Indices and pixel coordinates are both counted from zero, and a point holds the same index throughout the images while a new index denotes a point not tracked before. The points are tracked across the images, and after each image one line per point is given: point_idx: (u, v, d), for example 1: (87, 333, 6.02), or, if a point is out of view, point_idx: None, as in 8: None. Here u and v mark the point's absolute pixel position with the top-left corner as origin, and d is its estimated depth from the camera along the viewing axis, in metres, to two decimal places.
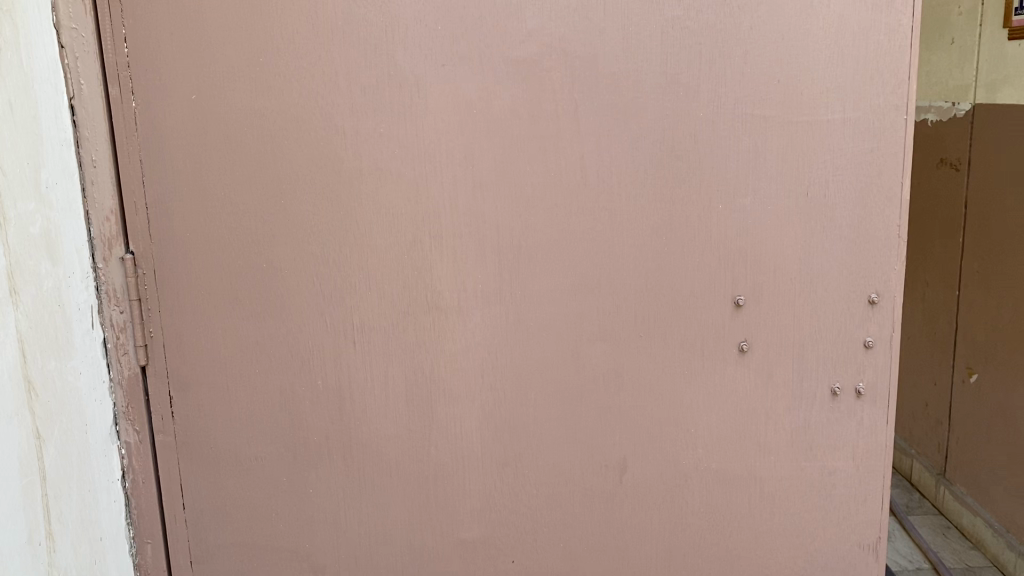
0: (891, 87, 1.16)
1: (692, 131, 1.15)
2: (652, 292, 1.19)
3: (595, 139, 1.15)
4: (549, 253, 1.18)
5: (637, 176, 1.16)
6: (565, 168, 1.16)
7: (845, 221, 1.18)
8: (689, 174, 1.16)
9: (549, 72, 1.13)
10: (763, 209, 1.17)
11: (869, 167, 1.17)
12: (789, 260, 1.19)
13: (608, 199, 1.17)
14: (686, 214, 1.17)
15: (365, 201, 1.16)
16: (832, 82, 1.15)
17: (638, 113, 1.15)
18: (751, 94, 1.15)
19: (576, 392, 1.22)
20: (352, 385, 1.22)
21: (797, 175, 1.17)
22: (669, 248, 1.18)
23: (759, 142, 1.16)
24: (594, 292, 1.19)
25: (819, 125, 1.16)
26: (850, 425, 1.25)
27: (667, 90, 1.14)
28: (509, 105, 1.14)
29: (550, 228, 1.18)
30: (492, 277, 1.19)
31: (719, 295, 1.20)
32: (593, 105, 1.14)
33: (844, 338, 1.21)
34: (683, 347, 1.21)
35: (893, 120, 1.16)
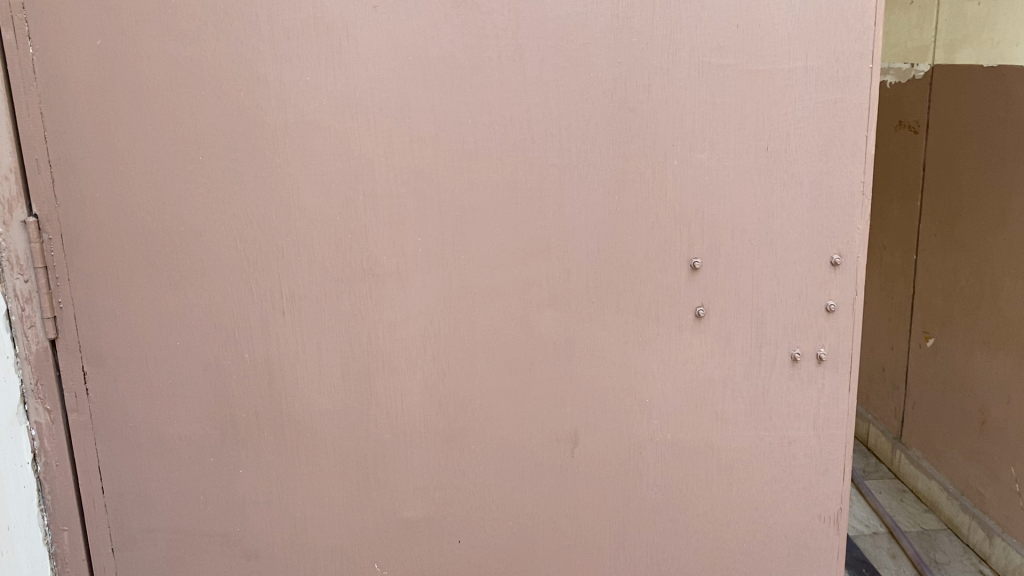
0: (857, 34, 1.08)
1: (645, 80, 1.07)
2: (604, 255, 1.12)
3: (542, 89, 1.07)
4: (493, 214, 1.10)
5: (587, 130, 1.08)
6: (508, 121, 1.07)
7: (806, 177, 1.11)
8: (642, 127, 1.09)
9: (490, 16, 1.04)
10: (720, 164, 1.10)
11: (832, 120, 1.10)
12: (747, 219, 1.12)
13: (557, 154, 1.09)
14: (640, 171, 1.10)
15: (292, 157, 1.07)
16: (794, 28, 1.07)
17: (588, 62, 1.06)
18: (707, 41, 1.07)
19: (523, 362, 1.15)
20: (283, 358, 1.13)
21: (756, 129, 1.09)
22: (622, 207, 1.11)
23: (716, 93, 1.08)
24: (542, 255, 1.12)
25: (780, 75, 1.08)
26: (810, 392, 1.18)
27: (618, 35, 1.06)
28: (447, 52, 1.05)
29: (495, 187, 1.09)
30: (432, 240, 1.10)
31: (674, 257, 1.12)
32: (538, 53, 1.06)
33: (804, 303, 1.14)
34: (636, 313, 1.14)
35: (858, 69, 1.09)
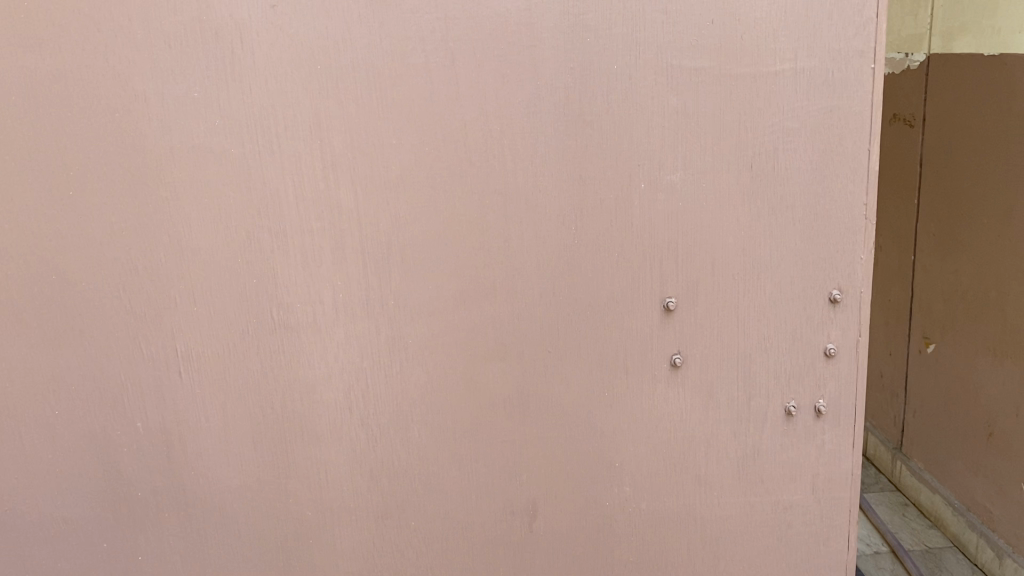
0: (856, 28, 0.89)
1: (604, 89, 0.89)
2: (560, 298, 0.94)
3: (480, 102, 0.89)
4: (426, 252, 0.92)
5: (536, 150, 0.90)
6: (440, 141, 0.89)
7: (798, 201, 0.92)
8: (602, 145, 0.90)
9: (413, 15, 0.86)
10: (696, 187, 0.92)
11: (827, 132, 0.91)
12: (730, 252, 0.94)
13: (500, 180, 0.91)
14: (600, 197, 0.92)
15: (182, 190, 0.89)
16: (780, 22, 0.88)
17: (535, 68, 0.88)
18: (676, 40, 0.88)
19: (468, 424, 0.97)
20: (183, 426, 0.95)
21: (738, 145, 0.91)
22: (580, 240, 0.93)
23: (689, 102, 0.89)
24: (487, 299, 0.94)
25: (765, 79, 0.89)
26: (808, 450, 1.01)
27: (569, 36, 0.87)
28: (362, 60, 0.87)
29: (427, 220, 0.91)
30: (354, 284, 0.92)
31: (643, 297, 0.95)
32: (474, 59, 0.87)
33: (799, 348, 0.96)
34: (601, 364, 0.96)
35: (859, 69, 0.90)
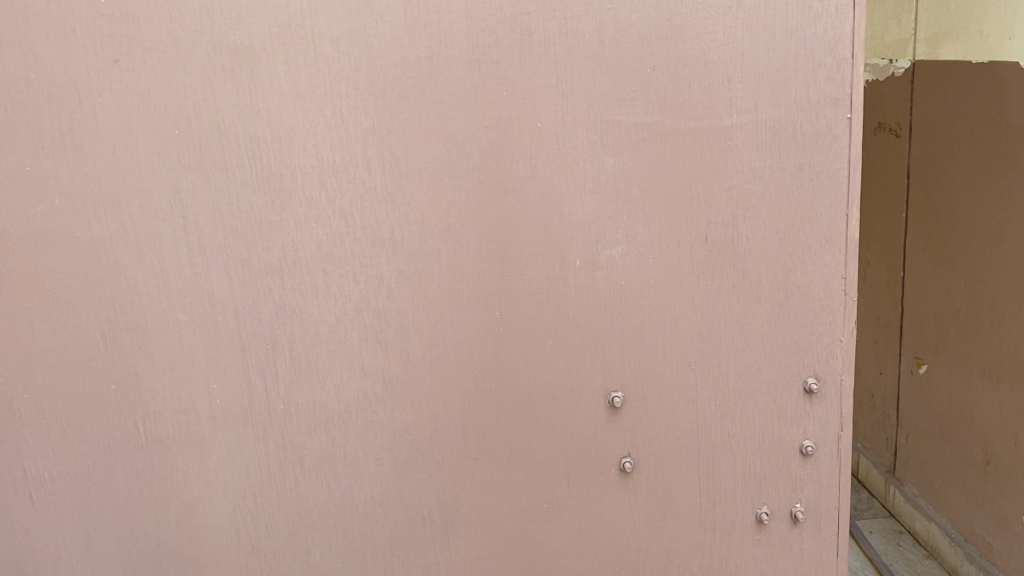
0: (827, 72, 0.73)
1: (526, 151, 0.73)
2: (484, 397, 0.79)
3: (377, 171, 0.73)
4: (320, 348, 0.76)
5: (447, 225, 0.75)
6: (331, 216, 0.74)
7: (764, 277, 0.78)
8: (527, 216, 0.75)
9: (289, 69, 0.71)
10: (641, 263, 0.77)
11: (796, 195, 0.76)
12: (684, 337, 0.79)
13: (406, 261, 0.75)
14: (528, 278, 0.77)
15: (20, 284, 0.73)
16: (736, 66, 0.72)
17: (442, 128, 0.73)
18: (612, 90, 0.72)
19: (382, 546, 0.81)
20: (37, 558, 0.80)
21: (690, 213, 0.76)
22: (507, 328, 0.77)
23: (629, 163, 0.74)
24: (396, 402, 0.78)
25: (718, 135, 0.74)
26: (785, 562, 0.85)
27: (482, 88, 0.72)
28: (229, 122, 0.71)
29: (320, 311, 0.76)
30: (235, 388, 0.77)
31: (584, 393, 0.79)
32: (366, 119, 0.72)
33: (770, 445, 0.82)
34: (536, 472, 0.81)
35: (832, 121, 0.74)
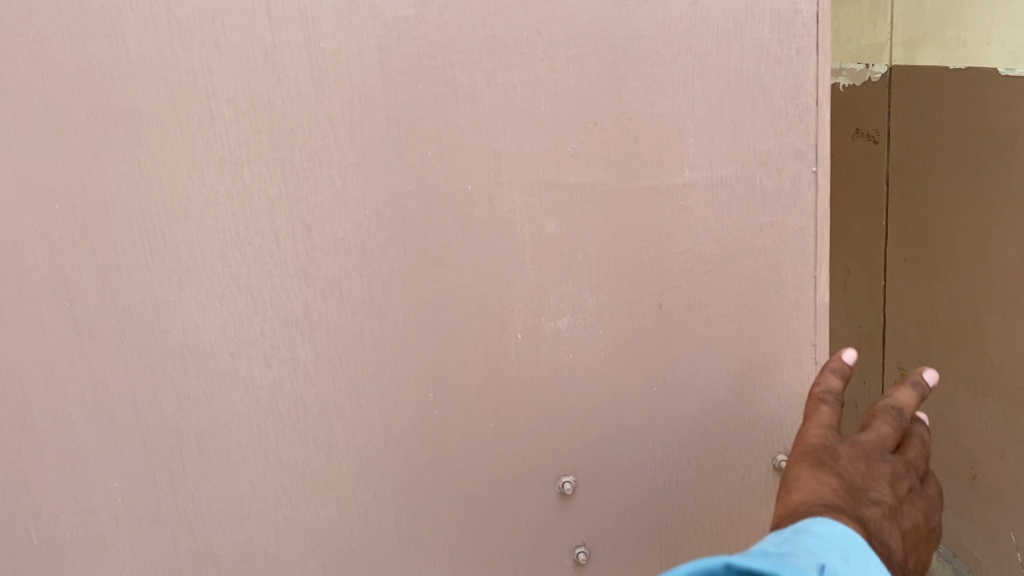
0: (788, 121, 0.65)
1: (456, 216, 0.65)
2: (418, 486, 0.71)
3: (288, 244, 0.65)
4: (232, 439, 0.68)
5: (370, 300, 0.66)
6: (238, 294, 0.65)
7: (725, 346, 0.70)
8: (460, 287, 0.66)
9: (183, 133, 0.62)
10: (590, 335, 0.69)
11: (758, 256, 0.68)
12: (641, 414, 0.71)
13: (325, 342, 0.67)
14: (464, 355, 0.68)
15: None
16: (687, 118, 0.65)
17: (359, 196, 0.64)
18: (549, 146, 0.64)
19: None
20: None
21: (642, 279, 0.68)
22: (441, 412, 0.69)
23: (572, 227, 0.66)
24: (320, 493, 0.70)
25: (670, 193, 0.66)
26: None
27: (402, 149, 0.63)
28: (116, 193, 0.63)
29: (230, 398, 0.68)
30: (139, 486, 0.69)
31: (530, 479, 0.71)
32: (273, 188, 0.64)
33: (740, 530, 0.74)
34: (480, 564, 0.73)
35: (797, 175, 0.66)
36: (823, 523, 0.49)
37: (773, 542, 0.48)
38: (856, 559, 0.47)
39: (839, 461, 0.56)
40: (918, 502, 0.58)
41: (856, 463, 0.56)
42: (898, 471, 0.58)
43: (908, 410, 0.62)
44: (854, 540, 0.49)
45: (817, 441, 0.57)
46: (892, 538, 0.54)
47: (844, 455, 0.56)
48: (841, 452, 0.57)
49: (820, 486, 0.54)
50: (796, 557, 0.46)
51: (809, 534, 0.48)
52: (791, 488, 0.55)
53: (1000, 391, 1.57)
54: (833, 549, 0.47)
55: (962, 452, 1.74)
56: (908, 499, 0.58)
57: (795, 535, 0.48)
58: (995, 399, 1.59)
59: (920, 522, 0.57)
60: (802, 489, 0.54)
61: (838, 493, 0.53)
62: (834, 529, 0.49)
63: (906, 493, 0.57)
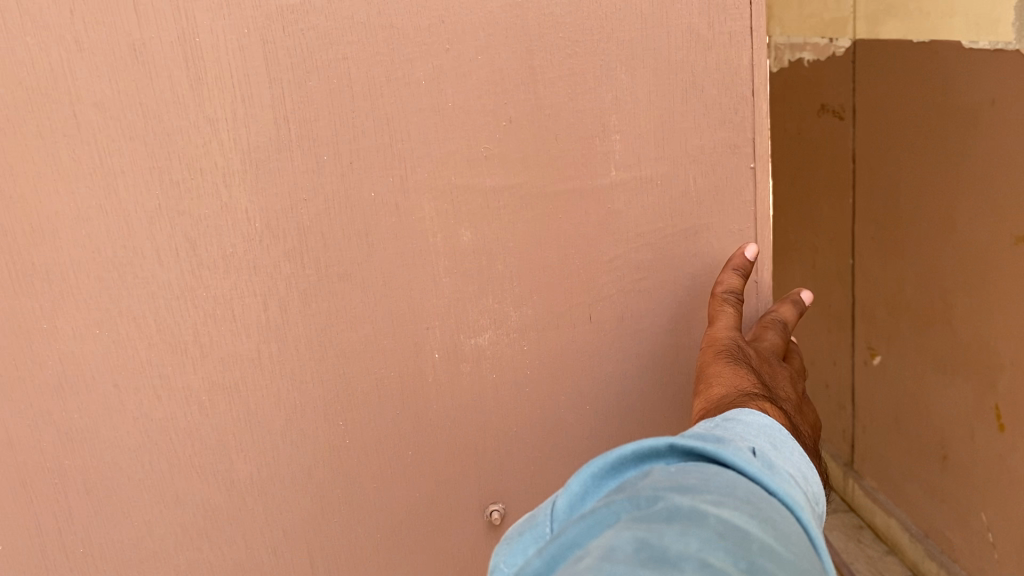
0: (724, 114, 0.59)
1: (359, 227, 0.59)
2: (333, 521, 0.65)
3: (173, 261, 0.58)
4: (122, 477, 0.62)
5: (268, 320, 0.60)
6: (119, 320, 0.59)
7: (661, 361, 0.64)
8: (367, 304, 0.60)
9: (43, 143, 0.55)
10: (514, 353, 0.63)
11: (694, 262, 0.62)
12: (573, 436, 0.65)
13: (221, 367, 0.61)
14: (376, 377, 0.62)
15: None
16: (611, 112, 0.58)
17: (250, 207, 0.58)
18: (460, 148, 0.58)
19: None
20: None
21: (569, 290, 0.62)
22: (353, 440, 0.63)
23: (489, 236, 0.60)
24: (225, 532, 0.64)
25: (596, 196, 0.60)
26: None
27: (294, 154, 0.57)
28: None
29: (116, 434, 0.61)
30: (20, 532, 0.62)
31: (457, 508, 0.66)
32: (152, 201, 0.57)
33: None
34: None
35: (732, 172, 0.61)
36: (749, 415, 0.46)
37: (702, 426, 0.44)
38: (783, 444, 0.44)
39: (749, 359, 0.56)
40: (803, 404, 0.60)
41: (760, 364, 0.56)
42: (790, 374, 0.60)
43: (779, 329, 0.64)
44: (783, 431, 0.45)
45: (732, 342, 0.56)
46: (801, 433, 0.54)
47: (753, 355, 0.57)
48: (749, 352, 0.57)
49: (740, 379, 0.53)
50: (730, 440, 0.42)
51: (737, 422, 0.45)
52: (711, 381, 0.53)
53: (967, 369, 1.41)
54: (760, 435, 0.44)
55: (930, 433, 1.57)
56: (802, 407, 0.59)
57: (723, 423, 0.45)
58: (965, 378, 1.42)
59: (809, 425, 0.58)
60: (723, 382, 0.53)
61: (757, 385, 0.53)
62: (761, 417, 0.46)
63: (799, 399, 0.59)
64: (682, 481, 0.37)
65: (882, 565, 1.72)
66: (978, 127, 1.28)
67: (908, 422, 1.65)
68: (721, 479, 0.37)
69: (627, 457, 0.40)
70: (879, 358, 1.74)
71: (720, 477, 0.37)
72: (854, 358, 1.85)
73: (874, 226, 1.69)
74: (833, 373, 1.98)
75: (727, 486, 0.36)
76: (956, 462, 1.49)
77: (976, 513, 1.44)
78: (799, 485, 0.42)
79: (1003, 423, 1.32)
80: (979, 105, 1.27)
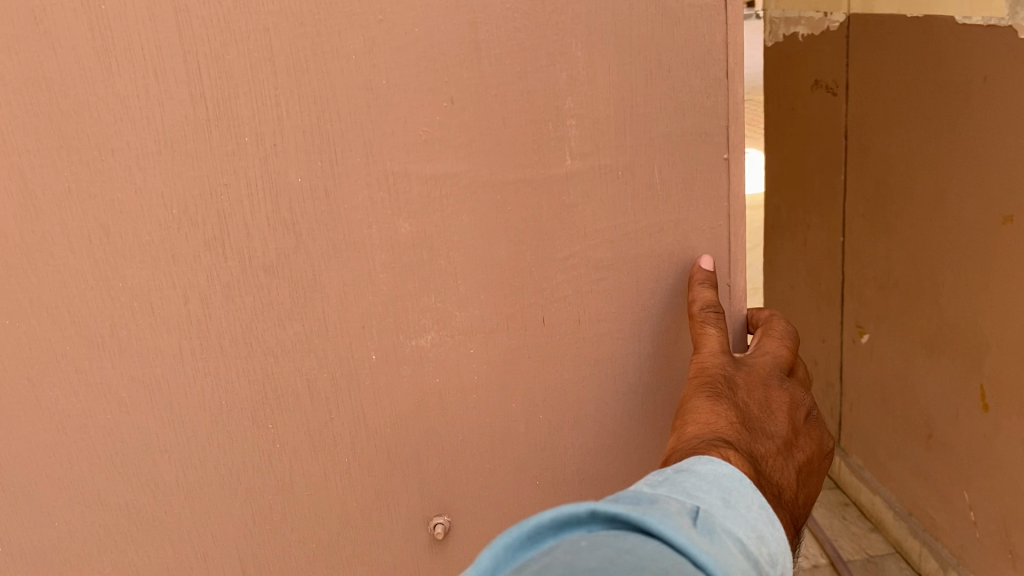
0: (695, 98, 0.54)
1: (286, 216, 0.53)
2: (264, 532, 0.60)
3: (87, 246, 0.52)
4: (38, 478, 0.56)
5: (191, 314, 0.55)
6: (31, 311, 0.53)
7: (621, 368, 0.59)
8: (297, 299, 0.55)
9: None
10: (458, 354, 0.58)
11: (662, 262, 0.57)
12: (523, 444, 0.60)
13: (141, 364, 0.55)
14: (308, 379, 0.57)
15: None
16: (566, 93, 0.53)
17: (168, 192, 0.52)
18: (398, 132, 0.53)
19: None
20: None
21: (519, 290, 0.57)
22: (284, 445, 0.58)
23: (430, 228, 0.55)
24: (149, 541, 0.59)
25: (550, 187, 0.54)
26: None
27: (212, 135, 0.51)
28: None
29: (33, 432, 0.55)
30: None
31: (398, 519, 0.61)
32: (61, 181, 0.51)
33: None
34: None
35: (703, 163, 0.55)
36: (706, 462, 0.43)
37: (647, 484, 0.41)
38: (737, 500, 0.41)
39: (734, 391, 0.52)
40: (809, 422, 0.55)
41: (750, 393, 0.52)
42: (796, 396, 0.54)
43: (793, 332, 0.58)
44: (738, 480, 0.43)
45: (716, 371, 0.52)
46: (783, 472, 0.50)
47: (740, 385, 0.52)
48: (736, 382, 0.52)
49: (713, 419, 0.49)
50: (668, 502, 0.38)
51: (687, 477, 0.41)
52: (685, 419, 0.50)
53: (954, 347, 1.32)
54: (712, 491, 0.41)
55: (914, 412, 1.47)
56: (806, 426, 0.54)
57: (674, 477, 0.42)
58: (951, 358, 1.33)
59: (812, 448, 0.54)
60: (696, 422, 0.49)
61: (733, 425, 0.49)
62: (717, 471, 0.43)
63: (801, 419, 0.54)
64: (584, 562, 0.33)
65: (865, 540, 1.61)
66: (970, 106, 1.20)
67: (894, 401, 1.54)
68: (634, 553, 0.33)
69: (543, 525, 0.36)
70: (869, 337, 1.62)
71: (628, 556, 0.33)
72: (841, 335, 1.74)
73: (862, 204, 1.58)
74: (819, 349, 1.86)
75: (633, 566, 0.32)
76: (942, 440, 1.38)
77: (959, 491, 1.35)
78: (734, 553, 0.37)
79: (987, 402, 1.24)
80: (971, 83, 1.19)
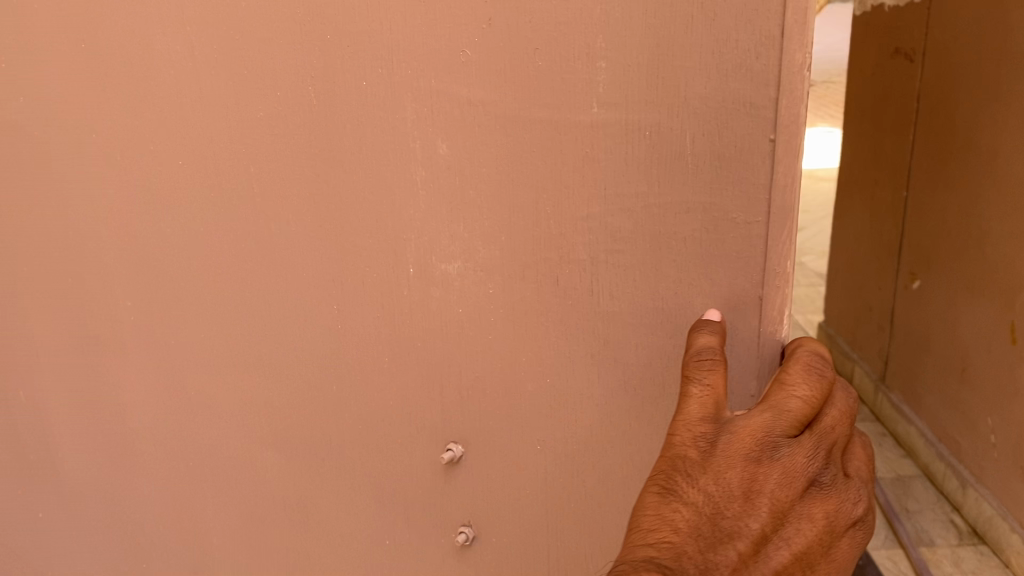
0: (741, 62, 0.46)
1: (354, 115, 0.54)
2: (329, 404, 0.63)
3: (237, 107, 0.57)
4: (198, 306, 0.64)
5: (288, 185, 0.58)
6: (205, 157, 0.59)
7: (634, 347, 0.54)
8: (366, 196, 0.56)
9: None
10: (480, 290, 0.56)
11: (686, 241, 0.51)
12: (536, 399, 0.58)
13: (263, 221, 0.59)
14: (365, 273, 0.58)
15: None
16: (598, 32, 0.48)
17: (283, 73, 0.55)
18: (440, 48, 0.51)
19: (236, 531, 0.71)
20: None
21: (539, 239, 0.53)
22: (344, 330, 0.61)
23: (465, 152, 0.53)
24: (263, 379, 0.64)
25: (578, 136, 0.50)
26: None
27: (303, 26, 0.53)
28: (97, 53, 0.59)
29: (203, 262, 0.62)
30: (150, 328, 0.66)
31: (422, 435, 0.62)
32: (219, 44, 0.56)
33: None
34: (375, 504, 0.65)
35: (742, 142, 0.48)
36: None
37: None
38: None
39: (700, 478, 0.44)
40: (823, 504, 0.45)
41: (729, 474, 0.44)
42: (795, 474, 0.44)
43: (831, 367, 0.48)
44: None
45: (681, 452, 0.45)
46: None
47: (710, 467, 0.44)
48: (706, 463, 0.45)
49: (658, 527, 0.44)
50: None
51: None
52: (641, 511, 0.45)
53: (996, 284, 1.19)
54: None
55: (952, 348, 1.33)
56: (805, 507, 0.45)
57: None
58: (989, 297, 1.21)
59: (816, 539, 0.44)
60: (645, 520, 0.45)
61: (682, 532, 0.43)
62: None
63: (799, 501, 0.44)
64: None
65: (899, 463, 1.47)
66: None
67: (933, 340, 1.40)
68: None
69: None
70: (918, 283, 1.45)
71: None
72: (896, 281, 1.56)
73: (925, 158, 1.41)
74: (875, 288, 1.66)
75: None
76: (973, 372, 1.26)
77: (983, 418, 1.23)
78: None
79: (1016, 335, 1.13)
80: None
